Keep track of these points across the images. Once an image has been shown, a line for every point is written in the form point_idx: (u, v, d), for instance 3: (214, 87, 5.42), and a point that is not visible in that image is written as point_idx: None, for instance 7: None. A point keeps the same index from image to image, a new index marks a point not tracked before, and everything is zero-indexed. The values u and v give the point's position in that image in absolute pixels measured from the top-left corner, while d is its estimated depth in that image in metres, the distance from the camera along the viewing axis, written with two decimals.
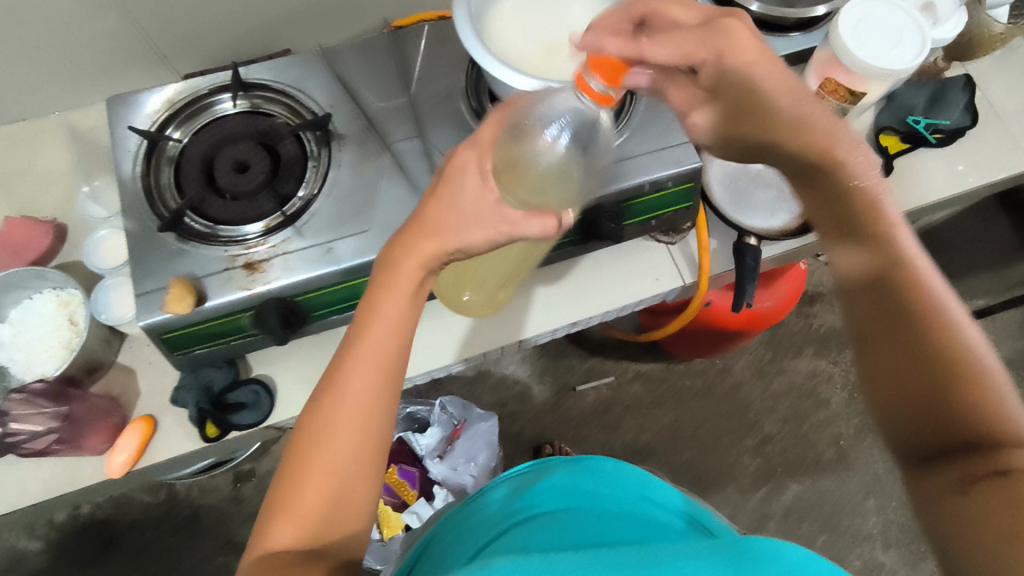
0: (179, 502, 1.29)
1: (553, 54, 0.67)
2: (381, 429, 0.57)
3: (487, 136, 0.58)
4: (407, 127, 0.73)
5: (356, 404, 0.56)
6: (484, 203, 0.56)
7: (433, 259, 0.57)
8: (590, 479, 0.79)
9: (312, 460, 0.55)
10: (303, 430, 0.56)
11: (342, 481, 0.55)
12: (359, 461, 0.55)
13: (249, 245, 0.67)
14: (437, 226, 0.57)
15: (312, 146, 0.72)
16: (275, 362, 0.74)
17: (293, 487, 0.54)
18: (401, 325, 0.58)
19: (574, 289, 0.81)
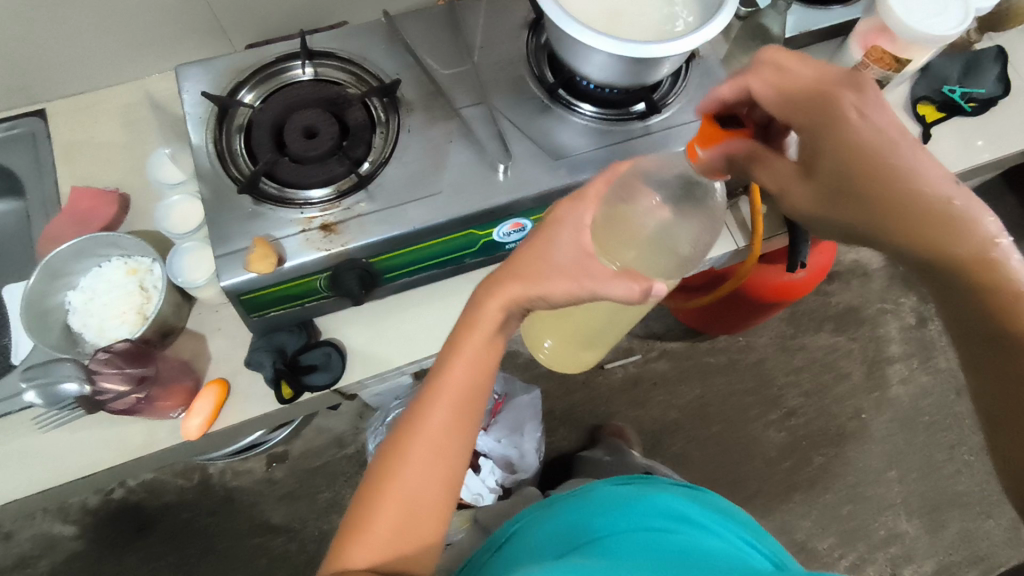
0: (213, 484, 1.29)
1: (616, 21, 0.70)
2: (451, 465, 0.63)
3: (595, 188, 0.63)
4: (472, 94, 0.74)
5: (431, 441, 0.63)
6: (568, 256, 0.61)
7: (514, 302, 0.61)
8: (692, 506, 0.84)
9: (386, 492, 0.61)
10: (380, 461, 0.63)
11: (410, 513, 0.61)
12: (432, 491, 0.62)
13: (325, 208, 0.68)
14: (526, 271, 0.61)
15: (379, 113, 0.73)
16: (343, 328, 0.75)
17: (367, 517, 0.61)
18: (477, 367, 0.64)
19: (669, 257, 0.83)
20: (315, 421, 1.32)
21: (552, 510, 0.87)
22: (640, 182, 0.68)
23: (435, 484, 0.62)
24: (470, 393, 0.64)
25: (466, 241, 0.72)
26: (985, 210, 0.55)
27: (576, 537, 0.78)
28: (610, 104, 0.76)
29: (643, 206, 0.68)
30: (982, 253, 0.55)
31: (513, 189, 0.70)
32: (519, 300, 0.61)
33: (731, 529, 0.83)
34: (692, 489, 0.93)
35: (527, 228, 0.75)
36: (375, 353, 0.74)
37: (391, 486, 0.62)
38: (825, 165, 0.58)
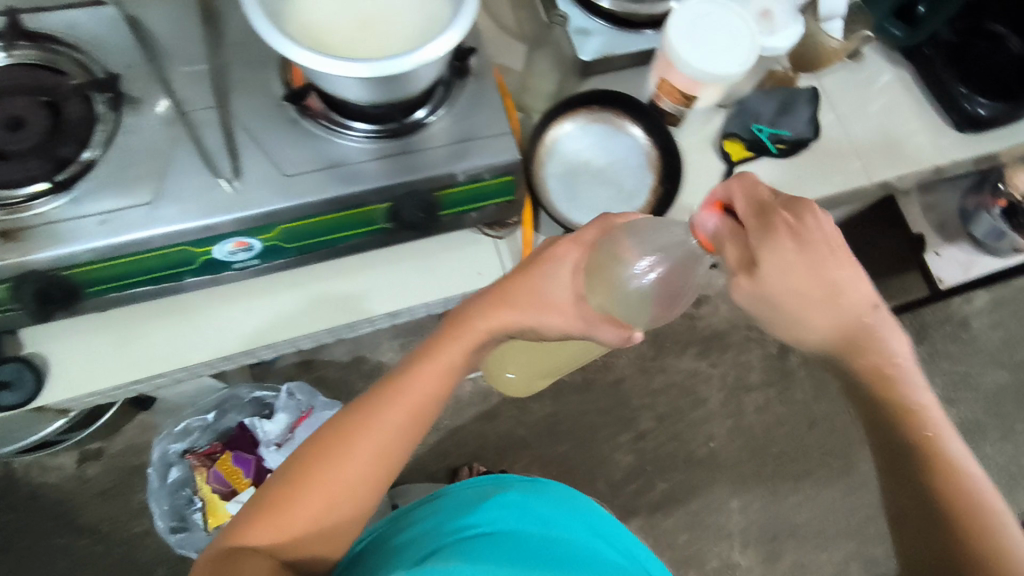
0: (17, 477, 1.21)
1: (359, 34, 0.63)
2: (386, 469, 0.63)
3: (591, 234, 0.64)
4: (209, 95, 0.68)
5: (375, 442, 0.61)
6: (563, 288, 0.64)
7: (507, 328, 0.63)
8: (543, 503, 0.85)
9: (317, 480, 0.60)
10: (316, 447, 0.61)
11: (332, 505, 0.61)
12: (365, 487, 0.61)
13: (14, 211, 0.62)
14: (517, 301, 0.63)
15: (101, 108, 0.66)
16: (50, 341, 0.70)
17: (290, 499, 0.60)
18: (443, 378, 0.64)
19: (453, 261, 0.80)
20: (137, 418, 1.25)
21: (416, 514, 0.85)
22: (632, 236, 0.62)
23: (366, 479, 0.62)
24: (427, 403, 0.64)
25: (182, 257, 0.67)
26: (898, 330, 0.62)
27: (436, 539, 0.78)
28: (370, 121, 0.69)
29: (630, 267, 0.62)
30: (879, 366, 0.60)
31: (236, 207, 0.64)
32: (506, 328, 0.64)
33: (583, 522, 0.84)
34: (549, 481, 0.90)
35: (257, 247, 0.69)
36: (84, 369, 0.70)
37: (321, 472, 0.60)
38: (773, 268, 0.57)
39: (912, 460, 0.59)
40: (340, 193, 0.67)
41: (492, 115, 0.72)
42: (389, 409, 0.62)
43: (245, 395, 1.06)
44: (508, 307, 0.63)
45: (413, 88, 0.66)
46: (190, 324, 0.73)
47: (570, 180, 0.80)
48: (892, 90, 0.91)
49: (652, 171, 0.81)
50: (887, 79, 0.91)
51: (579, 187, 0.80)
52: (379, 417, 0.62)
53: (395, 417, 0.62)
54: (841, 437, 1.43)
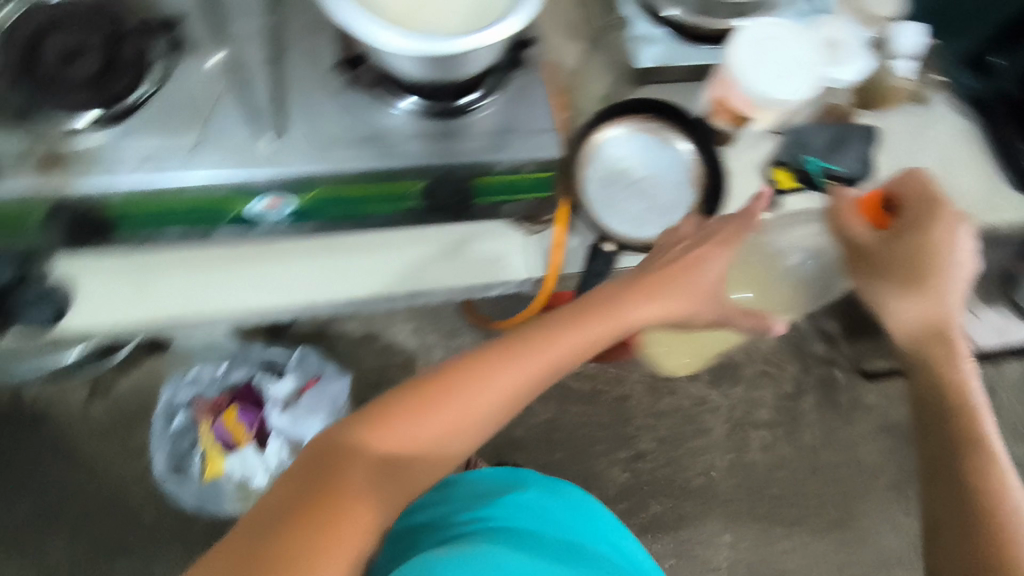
0: (26, 401, 1.24)
1: (419, 13, 0.64)
2: (503, 417, 0.61)
3: (734, 237, 0.68)
4: (264, 52, 0.69)
5: (502, 392, 0.59)
6: (711, 276, 0.67)
7: (648, 317, 0.65)
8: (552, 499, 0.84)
9: (439, 413, 0.57)
10: (449, 375, 0.59)
11: (444, 439, 0.57)
12: (482, 427, 0.59)
13: (63, 138, 0.62)
14: (662, 282, 0.66)
15: (157, 49, 0.67)
16: (81, 272, 0.71)
17: (408, 422, 0.56)
18: (580, 350, 0.63)
19: (482, 251, 0.79)
20: (148, 361, 1.26)
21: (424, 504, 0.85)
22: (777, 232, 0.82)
23: (485, 421, 0.59)
24: (558, 368, 0.62)
25: (215, 207, 0.67)
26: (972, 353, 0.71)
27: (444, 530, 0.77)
28: (419, 97, 0.68)
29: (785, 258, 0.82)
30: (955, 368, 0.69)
31: (274, 165, 0.65)
32: (654, 317, 0.66)
33: (593, 524, 0.84)
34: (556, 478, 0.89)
35: (289, 208, 0.69)
36: (105, 304, 0.71)
37: (451, 398, 0.58)
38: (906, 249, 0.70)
39: (955, 447, 0.66)
40: (382, 165, 0.67)
41: (539, 109, 0.71)
42: (525, 364, 0.61)
43: (255, 354, 1.08)
44: (659, 295, 0.66)
45: (462, 72, 0.65)
46: (215, 276, 0.74)
47: (610, 182, 0.79)
48: (952, 140, 0.88)
49: (693, 188, 0.79)
50: (949, 128, 0.88)
51: (619, 191, 0.78)
52: (514, 369, 0.60)
53: (528, 374, 0.61)
54: (844, 488, 1.39)
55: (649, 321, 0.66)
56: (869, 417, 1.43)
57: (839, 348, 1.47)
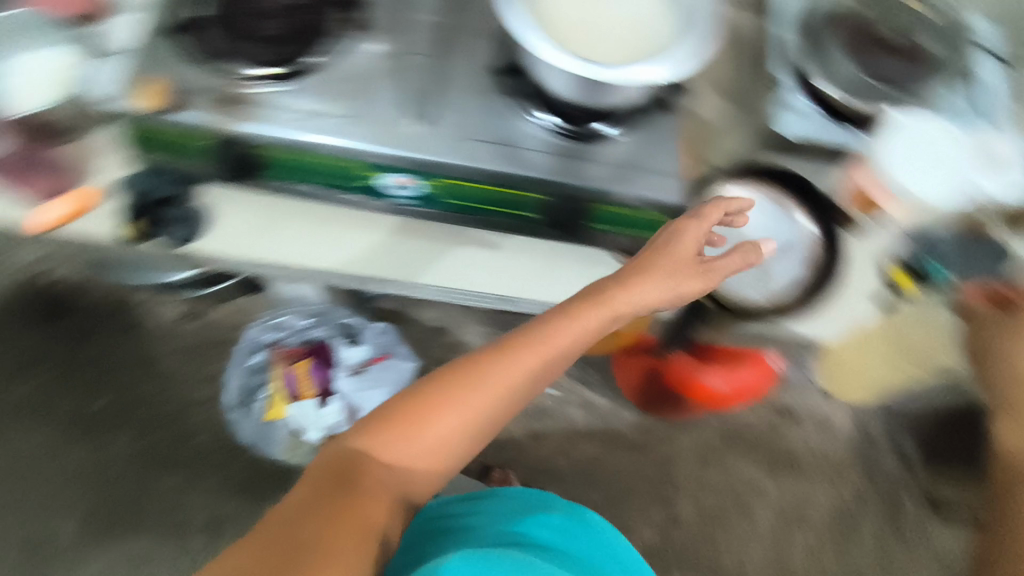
0: (130, 306, 1.35)
1: (584, 37, 0.66)
2: (510, 407, 0.61)
3: (713, 214, 0.68)
4: (432, 46, 0.76)
5: (505, 389, 0.59)
6: (688, 253, 0.67)
7: (650, 297, 0.65)
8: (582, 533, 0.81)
9: (436, 417, 0.57)
10: (444, 378, 0.60)
11: (444, 438, 0.57)
12: (488, 419, 0.59)
13: (243, 84, 0.70)
14: (655, 268, 0.66)
15: (345, 26, 0.75)
16: (221, 203, 0.78)
17: (407, 433, 0.57)
18: (584, 337, 0.63)
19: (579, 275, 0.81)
20: (240, 300, 1.35)
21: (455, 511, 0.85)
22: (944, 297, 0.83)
23: (493, 412, 0.59)
24: (561, 355, 0.63)
25: (353, 173, 0.72)
26: None
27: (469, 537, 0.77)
28: (560, 117, 0.72)
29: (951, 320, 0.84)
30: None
31: (417, 147, 0.69)
32: (656, 298, 0.65)
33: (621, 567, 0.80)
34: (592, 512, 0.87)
35: (416, 189, 0.73)
36: (233, 237, 0.77)
37: (450, 398, 0.58)
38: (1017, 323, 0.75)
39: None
40: (510, 169, 0.70)
41: (670, 153, 0.73)
42: (523, 360, 0.60)
43: (337, 317, 1.13)
44: (653, 282, 0.65)
45: (608, 101, 0.68)
46: (328, 234, 0.78)
47: (720, 243, 0.78)
48: None
49: (807, 265, 0.78)
50: None
51: None
52: (509, 366, 0.60)
53: (526, 368, 0.60)
54: None
55: (650, 305, 0.65)
56: (928, 552, 1.33)
57: (914, 472, 1.37)
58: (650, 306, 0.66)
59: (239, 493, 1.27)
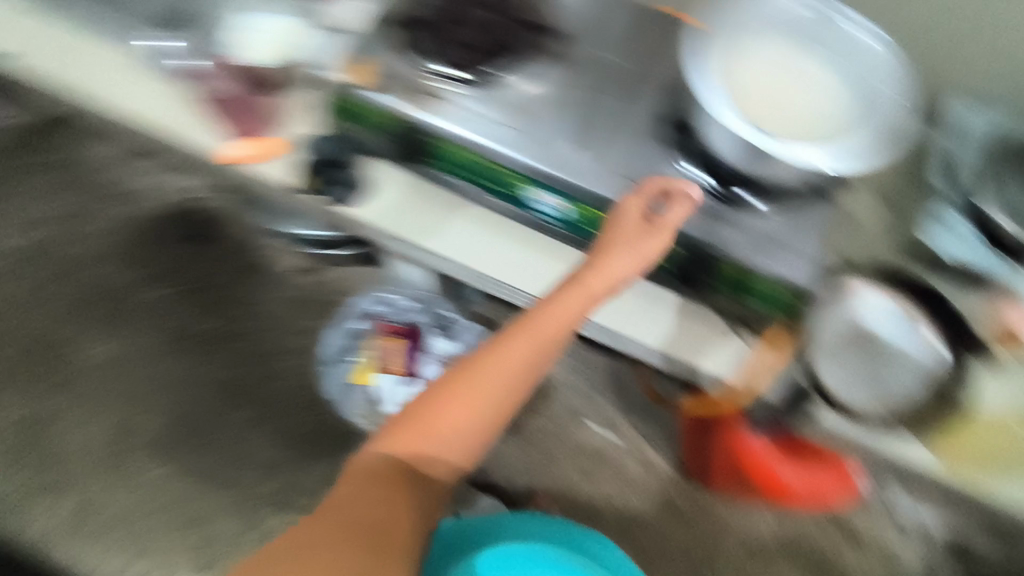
0: (258, 248, 1.47)
1: (759, 105, 0.70)
2: (512, 391, 0.69)
3: (649, 189, 0.72)
4: (611, 86, 0.80)
5: (502, 374, 0.68)
6: (635, 225, 0.71)
7: (618, 273, 0.70)
8: None
9: (444, 411, 0.67)
10: (445, 382, 0.69)
11: (454, 430, 0.67)
12: (490, 408, 0.68)
13: (436, 81, 0.78)
14: (612, 253, 0.70)
15: (537, 51, 0.81)
16: (382, 178, 0.86)
17: (422, 434, 0.66)
18: (568, 321, 0.69)
19: (692, 331, 0.81)
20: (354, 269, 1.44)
21: None
22: None
23: (494, 402, 0.68)
24: (551, 338, 0.69)
25: (509, 182, 0.78)
26: None
27: None
28: (713, 177, 0.74)
29: None
30: None
31: (574, 173, 0.74)
32: (621, 273, 0.70)
33: None
34: None
35: (562, 211, 0.78)
36: (386, 211, 0.84)
37: (449, 399, 0.67)
38: None
39: None
40: (655, 216, 0.73)
41: (810, 237, 0.75)
42: (514, 351, 0.68)
43: (438, 308, 1.17)
44: (615, 263, 0.70)
45: (767, 176, 0.69)
46: (468, 232, 0.85)
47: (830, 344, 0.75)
48: None
49: (926, 385, 0.73)
50: None
51: (840, 356, 0.75)
52: (498, 364, 0.68)
53: (513, 359, 0.68)
54: None
55: (621, 280, 0.70)
56: None
57: None
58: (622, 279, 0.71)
59: (302, 444, 1.33)
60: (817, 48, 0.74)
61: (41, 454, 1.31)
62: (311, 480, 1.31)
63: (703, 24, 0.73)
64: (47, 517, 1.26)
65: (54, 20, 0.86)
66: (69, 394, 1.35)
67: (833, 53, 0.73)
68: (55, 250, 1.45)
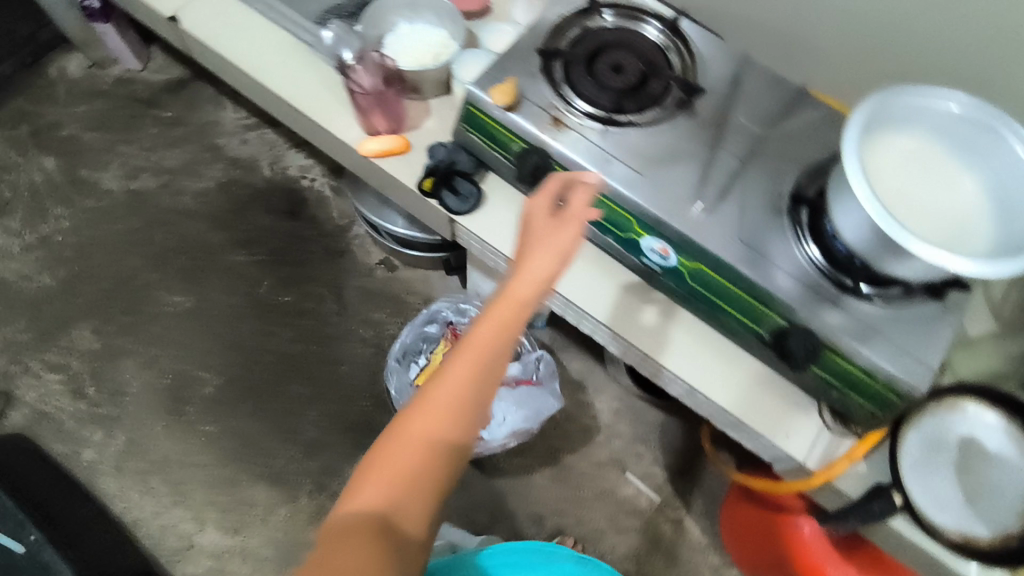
0: (344, 235, 1.52)
1: (902, 202, 0.65)
2: (468, 419, 0.56)
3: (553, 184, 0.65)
4: (740, 148, 0.79)
5: (453, 401, 0.55)
6: (546, 215, 0.62)
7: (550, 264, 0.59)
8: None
9: (395, 460, 0.54)
10: (391, 429, 0.56)
11: (410, 477, 0.54)
12: (444, 444, 0.54)
13: (571, 113, 0.80)
14: (537, 249, 0.60)
15: (671, 101, 0.82)
16: (494, 192, 0.86)
17: (372, 493, 0.53)
18: (506, 326, 0.57)
19: (777, 409, 0.78)
20: (431, 273, 1.48)
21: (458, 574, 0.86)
22: None
23: (445, 436, 0.54)
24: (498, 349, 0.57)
25: (621, 222, 0.79)
26: None
27: None
28: (831, 258, 0.73)
29: None
30: None
31: (689, 228, 0.74)
32: (549, 266, 0.59)
33: None
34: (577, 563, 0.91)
35: (670, 261, 0.78)
36: (492, 224, 0.85)
37: (396, 444, 0.54)
38: None
39: None
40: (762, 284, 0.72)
41: (925, 340, 0.71)
42: (457, 372, 0.56)
43: None
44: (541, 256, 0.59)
45: (890, 271, 0.69)
46: (571, 266, 0.85)
47: (928, 447, 0.73)
48: None
49: None
50: None
51: (936, 461, 0.73)
52: (443, 389, 0.55)
53: (458, 379, 0.55)
54: None
55: (555, 276, 0.58)
56: None
57: None
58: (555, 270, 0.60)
59: (347, 430, 1.35)
60: (975, 154, 0.68)
61: (105, 387, 1.36)
62: (349, 468, 1.32)
63: (867, 98, 0.66)
64: (99, 448, 1.31)
65: (236, 10, 0.96)
66: (143, 335, 1.41)
67: (989, 162, 0.68)
68: (160, 200, 1.54)
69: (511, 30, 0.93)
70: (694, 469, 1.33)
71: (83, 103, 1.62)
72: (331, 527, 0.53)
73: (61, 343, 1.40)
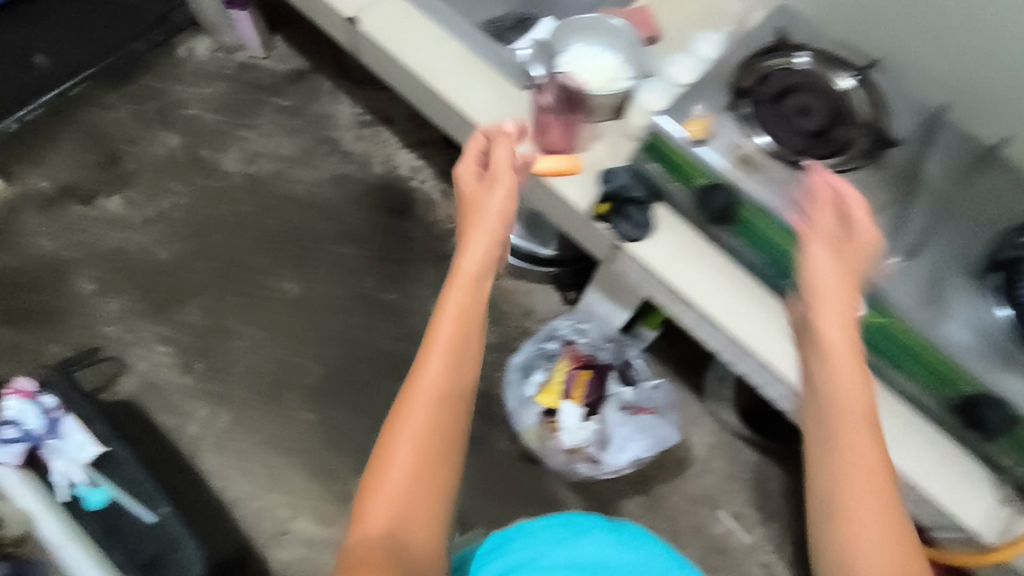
0: (449, 239, 1.52)
1: None
2: (453, 395, 0.63)
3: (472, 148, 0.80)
4: (931, 205, 0.78)
5: (438, 381, 0.62)
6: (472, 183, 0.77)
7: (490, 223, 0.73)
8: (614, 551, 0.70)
9: (394, 460, 0.59)
10: (384, 441, 0.61)
11: (413, 470, 0.58)
12: (436, 424, 0.61)
13: (760, 152, 0.79)
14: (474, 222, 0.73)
15: (863, 148, 0.80)
16: (665, 225, 0.87)
17: (382, 499, 0.57)
18: (469, 300, 0.68)
19: (950, 475, 0.76)
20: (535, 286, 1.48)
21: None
22: None
23: (436, 415, 0.61)
24: (468, 321, 0.67)
25: None
26: None
27: None
28: None
29: None
30: None
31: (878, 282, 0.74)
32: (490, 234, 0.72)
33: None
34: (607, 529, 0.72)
35: (855, 314, 0.76)
36: (661, 255, 0.85)
37: (393, 448, 0.60)
38: None
39: None
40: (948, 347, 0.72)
41: None
42: (436, 354, 0.64)
43: (627, 353, 1.18)
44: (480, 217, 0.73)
45: None
46: (738, 304, 0.84)
47: None
48: None
49: None
50: None
51: None
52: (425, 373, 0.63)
53: (437, 363, 0.63)
54: None
55: (495, 238, 0.72)
56: None
57: None
58: (498, 232, 0.73)
59: None
60: None
61: (212, 364, 1.39)
62: None
63: None
64: (205, 423, 1.34)
65: (415, 17, 0.98)
66: (252, 317, 1.44)
67: None
68: (274, 186, 1.57)
69: (690, 61, 0.92)
70: (787, 515, 1.31)
71: (208, 85, 1.67)
72: (351, 551, 0.55)
73: (172, 316, 1.43)
